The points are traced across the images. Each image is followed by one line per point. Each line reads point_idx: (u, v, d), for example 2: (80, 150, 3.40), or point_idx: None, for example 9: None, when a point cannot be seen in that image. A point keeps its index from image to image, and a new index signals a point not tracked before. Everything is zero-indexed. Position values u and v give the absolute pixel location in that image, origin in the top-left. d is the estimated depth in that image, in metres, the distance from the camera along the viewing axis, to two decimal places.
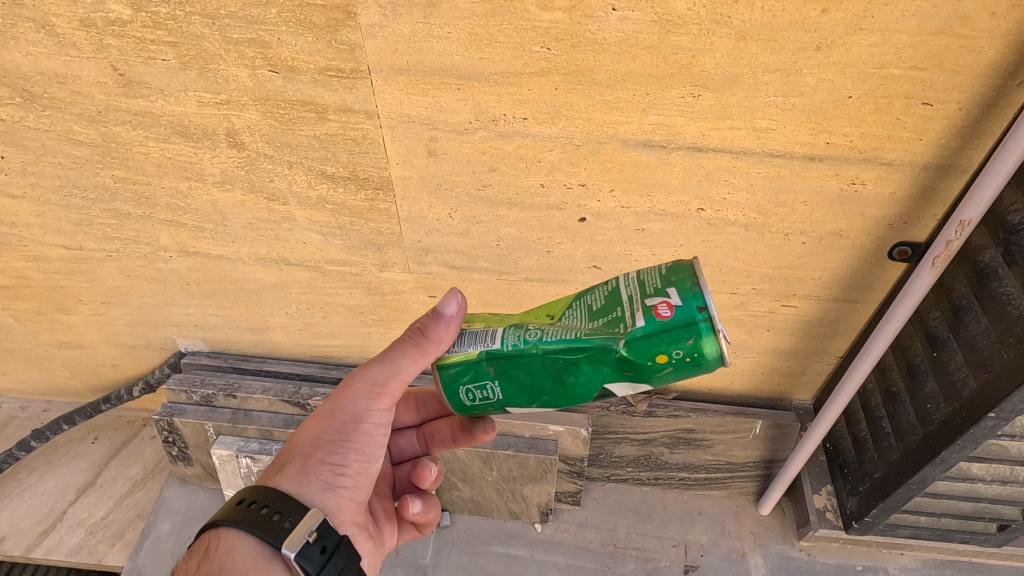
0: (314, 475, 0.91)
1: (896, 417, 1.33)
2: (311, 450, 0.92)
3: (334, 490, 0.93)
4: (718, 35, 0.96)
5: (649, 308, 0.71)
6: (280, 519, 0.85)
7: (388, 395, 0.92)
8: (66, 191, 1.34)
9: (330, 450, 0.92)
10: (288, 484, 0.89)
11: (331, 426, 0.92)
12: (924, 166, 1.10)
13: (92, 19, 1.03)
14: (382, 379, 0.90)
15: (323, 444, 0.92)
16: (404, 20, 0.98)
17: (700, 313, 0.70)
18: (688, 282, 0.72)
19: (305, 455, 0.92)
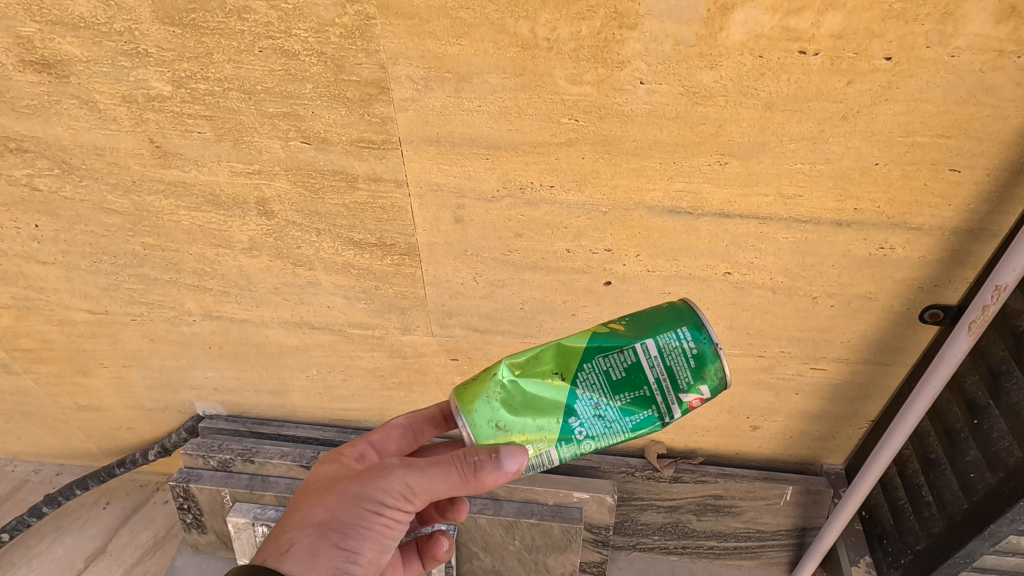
0: (324, 559, 0.82)
1: (937, 485, 1.28)
2: (324, 531, 0.84)
3: None
4: (744, 106, 0.98)
5: (673, 362, 0.79)
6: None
7: (418, 501, 0.85)
8: (96, 258, 1.35)
9: (346, 535, 0.84)
10: (292, 566, 0.81)
11: (347, 509, 0.84)
12: (953, 231, 1.09)
13: (133, 95, 1.06)
14: (417, 483, 0.83)
15: (338, 526, 0.84)
16: (436, 94, 1.01)
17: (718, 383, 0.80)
18: (695, 326, 0.80)
19: (315, 534, 0.84)
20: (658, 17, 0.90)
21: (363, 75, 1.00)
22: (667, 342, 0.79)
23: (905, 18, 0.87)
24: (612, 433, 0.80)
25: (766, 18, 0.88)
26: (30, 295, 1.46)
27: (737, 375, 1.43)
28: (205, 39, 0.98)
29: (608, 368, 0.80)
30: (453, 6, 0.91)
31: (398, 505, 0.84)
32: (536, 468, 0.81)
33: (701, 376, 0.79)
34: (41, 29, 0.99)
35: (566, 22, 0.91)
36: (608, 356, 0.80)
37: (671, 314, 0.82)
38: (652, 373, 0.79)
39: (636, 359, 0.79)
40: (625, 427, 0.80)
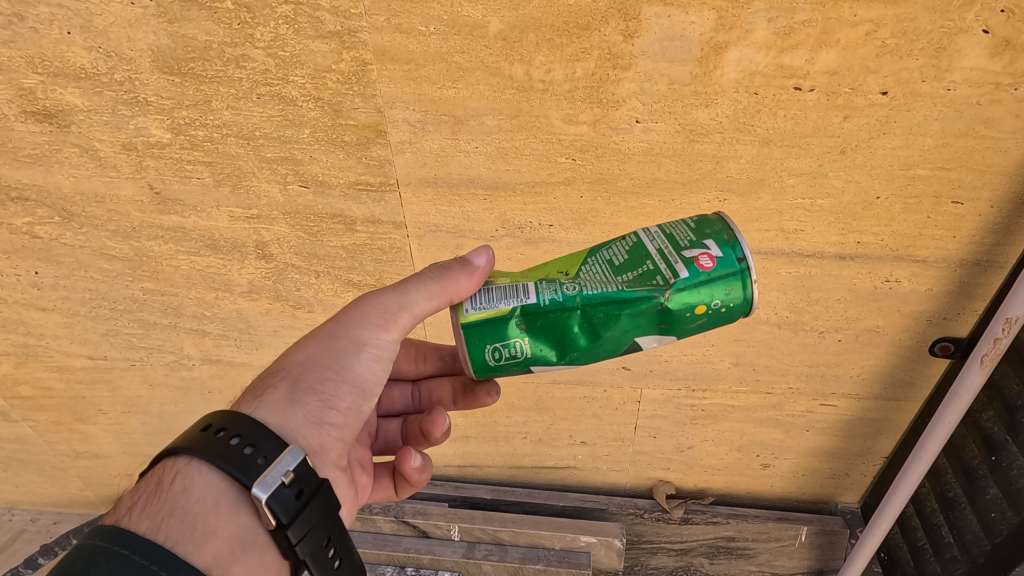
0: (301, 405, 0.78)
1: (957, 526, 1.24)
2: (303, 374, 0.79)
3: (321, 427, 0.80)
4: (742, 142, 0.97)
5: (687, 262, 0.68)
6: (252, 454, 0.70)
7: (397, 329, 0.80)
8: (95, 303, 1.35)
9: (324, 377, 0.80)
10: (269, 414, 0.76)
11: (326, 351, 0.80)
12: (959, 263, 1.08)
13: (133, 143, 1.07)
14: (393, 310, 0.79)
15: (317, 369, 0.80)
16: (433, 136, 1.01)
17: (739, 254, 0.69)
18: (722, 233, 0.71)
19: (291, 380, 0.79)
20: (652, 57, 0.90)
21: (360, 119, 1.00)
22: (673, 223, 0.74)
23: (899, 53, 0.87)
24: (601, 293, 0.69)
25: (760, 56, 0.89)
26: (29, 342, 1.45)
27: (745, 413, 1.40)
28: (204, 87, 0.99)
29: (609, 256, 0.74)
30: (448, 51, 0.92)
31: (377, 340, 0.80)
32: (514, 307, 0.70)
33: (704, 232, 0.72)
34: (43, 80, 1.00)
35: (561, 64, 0.92)
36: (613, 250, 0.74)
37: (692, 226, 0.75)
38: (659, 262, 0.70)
39: (638, 242, 0.74)
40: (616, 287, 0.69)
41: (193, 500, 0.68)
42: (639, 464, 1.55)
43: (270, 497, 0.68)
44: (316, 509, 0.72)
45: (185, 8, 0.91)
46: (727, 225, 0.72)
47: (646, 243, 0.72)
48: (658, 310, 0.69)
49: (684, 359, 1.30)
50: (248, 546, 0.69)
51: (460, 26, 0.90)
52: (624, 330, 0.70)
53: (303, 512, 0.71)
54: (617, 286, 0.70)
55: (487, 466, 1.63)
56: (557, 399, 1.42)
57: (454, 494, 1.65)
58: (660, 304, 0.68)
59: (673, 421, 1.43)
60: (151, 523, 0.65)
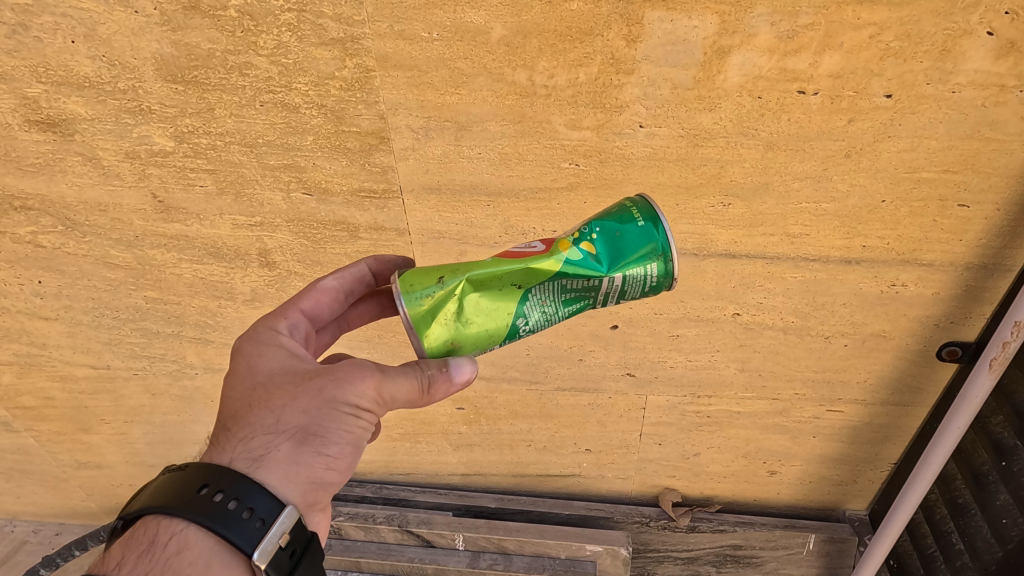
0: (305, 468, 0.76)
1: (967, 533, 1.23)
2: (299, 439, 0.76)
3: (319, 485, 0.78)
4: (746, 146, 0.97)
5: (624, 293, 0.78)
6: (238, 509, 0.72)
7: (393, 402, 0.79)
8: (98, 312, 1.34)
9: (327, 442, 0.77)
10: (269, 475, 0.74)
11: (325, 415, 0.76)
12: (966, 267, 1.07)
13: (136, 151, 1.07)
14: (394, 380, 0.77)
15: (313, 434, 0.76)
16: (436, 142, 1.01)
17: (667, 276, 0.76)
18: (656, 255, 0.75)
19: (293, 441, 0.76)
20: (655, 62, 0.90)
21: (363, 126, 1.00)
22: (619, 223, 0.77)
23: (903, 56, 0.86)
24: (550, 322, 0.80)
25: (763, 60, 0.88)
26: (32, 351, 1.45)
27: (751, 419, 1.38)
28: (207, 95, 0.99)
29: (563, 282, 0.77)
30: (451, 57, 0.92)
31: (377, 406, 0.78)
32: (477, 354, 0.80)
33: (651, 279, 0.76)
34: (47, 89, 1.00)
35: (564, 69, 0.92)
36: (571, 278, 0.76)
37: (640, 228, 0.76)
38: (601, 295, 0.78)
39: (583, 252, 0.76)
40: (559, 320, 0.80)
41: (185, 562, 0.70)
42: (644, 472, 1.54)
43: (268, 561, 0.71)
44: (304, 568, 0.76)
45: (188, 16, 0.91)
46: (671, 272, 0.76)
47: (597, 283, 0.76)
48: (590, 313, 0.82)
49: (689, 365, 1.29)
50: None
51: (463, 32, 0.90)
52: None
53: (294, 569, 0.74)
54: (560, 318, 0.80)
55: (492, 474, 1.62)
56: (562, 407, 1.41)
57: (458, 503, 1.64)
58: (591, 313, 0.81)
59: (678, 428, 1.42)
60: None
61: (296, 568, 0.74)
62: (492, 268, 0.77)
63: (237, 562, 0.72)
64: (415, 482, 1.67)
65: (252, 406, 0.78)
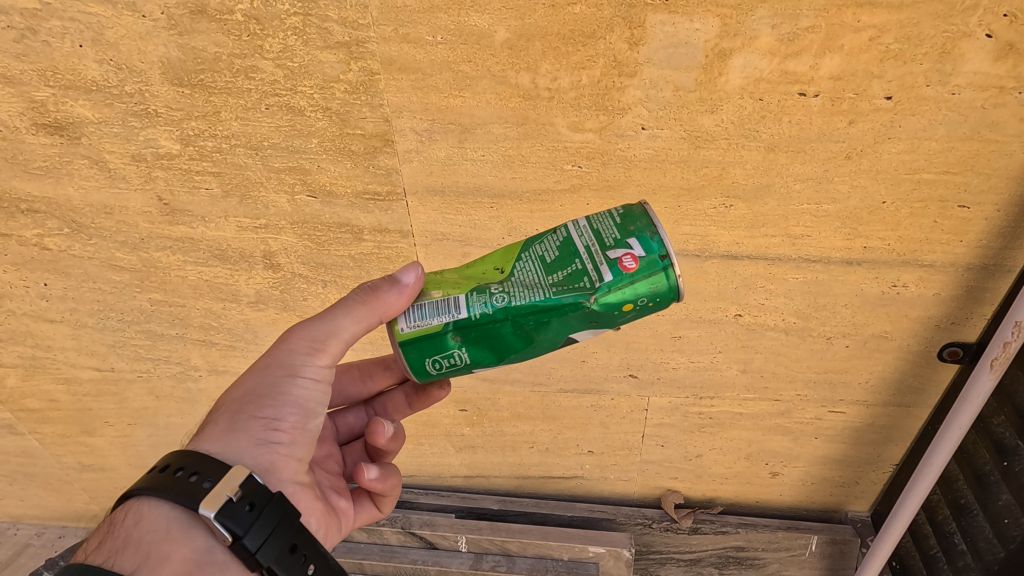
0: (244, 432, 0.78)
1: (969, 533, 1.24)
2: (242, 406, 0.80)
3: (267, 447, 0.79)
4: (747, 148, 0.98)
5: (613, 262, 0.67)
6: (186, 474, 0.72)
7: (328, 353, 0.81)
8: (103, 315, 1.35)
9: (263, 405, 0.80)
10: (211, 444, 0.77)
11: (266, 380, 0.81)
12: (967, 267, 1.08)
13: (142, 154, 1.08)
14: (327, 336, 0.80)
15: (253, 398, 0.80)
16: (440, 145, 1.02)
17: (659, 249, 0.68)
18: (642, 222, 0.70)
19: (235, 411, 0.81)
20: (657, 64, 0.91)
21: (367, 128, 1.01)
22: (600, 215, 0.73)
23: (903, 58, 0.87)
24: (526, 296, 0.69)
25: (764, 62, 0.89)
26: (37, 354, 1.46)
27: (753, 421, 1.39)
28: (213, 98, 1.00)
29: (542, 252, 0.72)
30: (454, 60, 0.93)
31: (314, 364, 0.81)
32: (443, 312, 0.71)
33: (629, 226, 0.70)
34: (55, 93, 1.01)
35: (567, 72, 0.93)
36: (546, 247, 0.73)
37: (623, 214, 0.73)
38: (586, 262, 0.69)
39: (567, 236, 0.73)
40: (541, 296, 0.68)
41: (145, 532, 0.70)
42: (647, 474, 1.55)
43: (218, 513, 0.69)
44: (271, 523, 0.72)
45: (195, 20, 0.92)
46: (650, 219, 0.71)
47: (575, 240, 0.71)
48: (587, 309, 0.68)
49: (692, 367, 1.29)
50: (207, 565, 0.69)
51: (466, 35, 0.91)
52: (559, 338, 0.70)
53: (257, 522, 0.71)
54: (544, 292, 0.68)
55: (494, 476, 1.62)
56: (564, 408, 1.41)
57: (461, 505, 1.64)
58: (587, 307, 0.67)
59: (680, 429, 1.43)
60: (105, 556, 0.67)
61: (260, 520, 0.71)
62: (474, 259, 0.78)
63: (194, 523, 0.71)
64: (418, 484, 1.67)
65: (229, 387, 0.86)
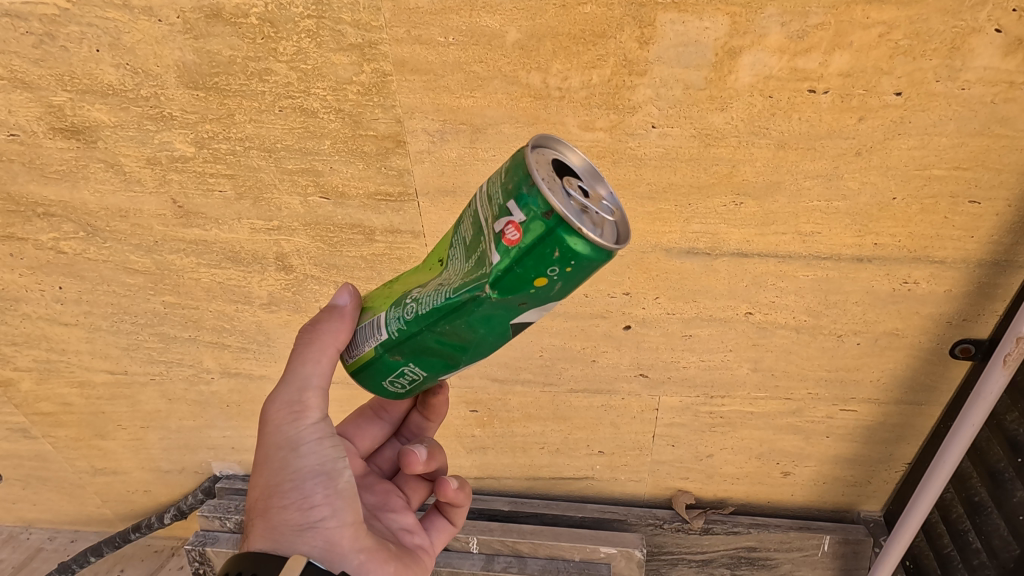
0: (282, 522, 0.78)
1: (984, 531, 1.23)
2: (266, 502, 0.79)
3: (313, 527, 0.78)
4: (757, 146, 0.98)
5: (498, 241, 0.60)
6: None
7: (313, 408, 0.80)
8: (117, 317, 1.36)
9: (284, 492, 0.78)
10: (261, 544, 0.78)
11: (270, 469, 0.79)
12: (978, 264, 1.08)
13: (157, 157, 1.09)
14: (296, 398, 0.79)
15: (272, 488, 0.79)
16: (451, 145, 1.03)
17: (539, 203, 0.57)
18: (521, 169, 0.60)
19: (263, 505, 0.79)
20: (667, 63, 0.91)
21: (380, 129, 1.02)
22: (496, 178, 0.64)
23: (912, 54, 0.88)
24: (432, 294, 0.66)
25: (774, 60, 0.90)
26: (51, 357, 1.47)
27: (764, 420, 1.39)
28: (228, 101, 1.01)
29: (462, 235, 0.68)
30: (466, 61, 0.94)
31: (303, 426, 0.79)
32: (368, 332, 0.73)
33: (511, 186, 0.60)
34: (72, 97, 1.02)
35: (578, 71, 0.93)
36: (463, 227, 0.68)
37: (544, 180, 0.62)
38: (484, 245, 0.62)
39: (473, 214, 0.67)
40: (444, 296, 0.64)
41: None
42: (658, 474, 1.54)
43: None
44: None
45: (210, 24, 0.93)
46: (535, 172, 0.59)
47: (480, 212, 0.65)
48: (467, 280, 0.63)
49: (703, 366, 1.30)
50: None
51: (478, 36, 0.92)
52: (497, 325, 0.64)
53: None
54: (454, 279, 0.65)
55: (505, 477, 1.63)
56: (574, 408, 1.41)
57: (471, 506, 1.64)
58: (482, 287, 0.61)
59: (691, 429, 1.43)
60: None
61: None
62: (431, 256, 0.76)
63: None
64: None
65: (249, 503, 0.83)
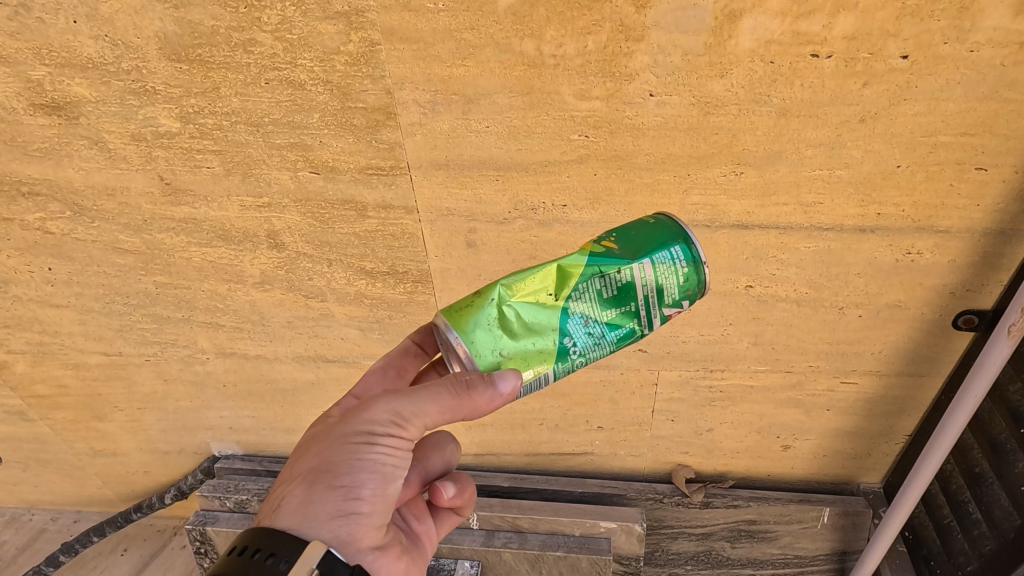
0: (322, 503, 0.75)
1: (985, 502, 1.23)
2: (317, 475, 0.76)
3: (347, 518, 0.75)
4: (758, 114, 0.96)
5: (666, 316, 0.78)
6: (263, 556, 0.71)
7: (411, 428, 0.77)
8: (109, 299, 1.35)
9: (340, 475, 0.76)
10: (291, 517, 0.74)
11: (338, 449, 0.77)
12: (984, 232, 1.05)
13: (142, 134, 1.06)
14: (405, 410, 0.76)
15: (331, 466, 0.76)
16: (443, 117, 1.00)
17: (700, 283, 0.77)
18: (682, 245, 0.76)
19: (311, 479, 0.76)
20: (665, 28, 0.88)
21: (370, 101, 0.99)
22: (656, 249, 0.75)
23: (919, 15, 0.85)
24: (598, 345, 0.76)
25: (775, 23, 0.87)
26: (45, 340, 1.46)
27: (764, 394, 1.38)
28: (212, 74, 0.98)
29: (601, 289, 0.75)
30: (457, 28, 0.91)
31: (391, 433, 0.77)
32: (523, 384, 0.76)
33: (686, 286, 0.77)
34: (51, 71, 0.99)
35: (572, 38, 0.90)
36: (605, 278, 0.74)
37: (664, 234, 0.78)
38: (641, 306, 0.76)
39: (626, 276, 0.74)
40: (611, 345, 0.77)
41: None
42: (657, 449, 1.54)
43: None
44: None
45: None
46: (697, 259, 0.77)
47: (627, 276, 0.74)
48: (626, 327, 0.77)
49: (702, 340, 1.28)
50: None
51: (469, 2, 0.88)
52: None
53: None
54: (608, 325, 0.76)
55: (504, 454, 1.62)
56: (573, 384, 1.40)
57: (471, 482, 1.64)
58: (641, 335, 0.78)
59: (691, 404, 1.42)
60: None
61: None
62: (526, 280, 0.75)
63: None
64: None
65: (295, 463, 0.80)
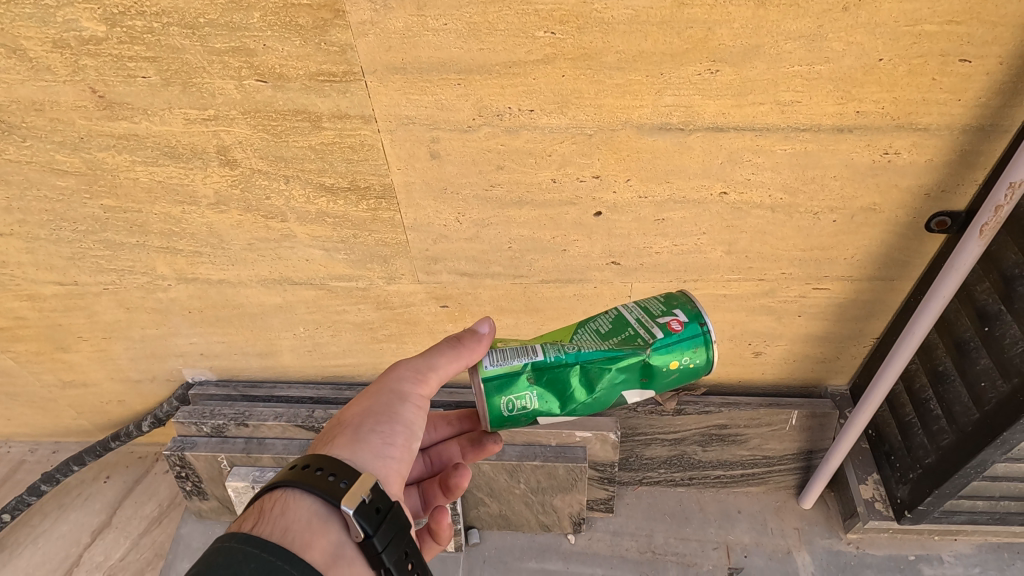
0: (365, 442, 0.86)
1: (946, 398, 1.27)
2: (361, 420, 0.88)
3: (383, 459, 0.86)
4: (735, 4, 0.89)
5: (663, 325, 0.82)
6: (325, 475, 0.80)
7: (429, 383, 0.90)
8: (55, 225, 1.27)
9: (379, 420, 0.88)
10: (341, 450, 0.85)
11: (376, 401, 0.89)
12: (962, 130, 1.02)
13: (65, 40, 0.97)
14: (423, 366, 0.90)
15: (371, 414, 0.88)
16: (396, 14, 0.92)
17: (699, 318, 0.83)
18: (687, 304, 0.86)
19: (354, 425, 0.88)
20: None
21: None
22: (646, 299, 0.89)
23: None
24: (592, 346, 0.83)
25: None
26: None
27: (736, 302, 1.38)
28: None
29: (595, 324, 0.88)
30: None
31: (415, 388, 0.90)
32: (518, 363, 0.82)
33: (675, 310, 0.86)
34: None
35: None
36: (598, 319, 0.89)
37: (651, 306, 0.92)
38: (639, 326, 0.84)
39: (618, 312, 0.89)
40: (605, 346, 0.82)
41: (288, 521, 0.76)
42: None
43: (355, 511, 0.77)
44: (394, 527, 0.80)
45: None
46: (688, 297, 0.88)
47: (624, 312, 0.88)
48: (621, 335, 0.84)
49: (676, 250, 1.26)
50: (338, 560, 0.75)
51: None
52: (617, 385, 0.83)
53: (381, 526, 0.79)
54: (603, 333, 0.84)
55: None
56: (547, 300, 1.37)
57: None
58: (639, 343, 0.81)
59: None
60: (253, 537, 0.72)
61: (384, 524, 0.79)
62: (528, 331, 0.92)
63: (329, 516, 0.78)
64: None
65: (338, 416, 0.92)
